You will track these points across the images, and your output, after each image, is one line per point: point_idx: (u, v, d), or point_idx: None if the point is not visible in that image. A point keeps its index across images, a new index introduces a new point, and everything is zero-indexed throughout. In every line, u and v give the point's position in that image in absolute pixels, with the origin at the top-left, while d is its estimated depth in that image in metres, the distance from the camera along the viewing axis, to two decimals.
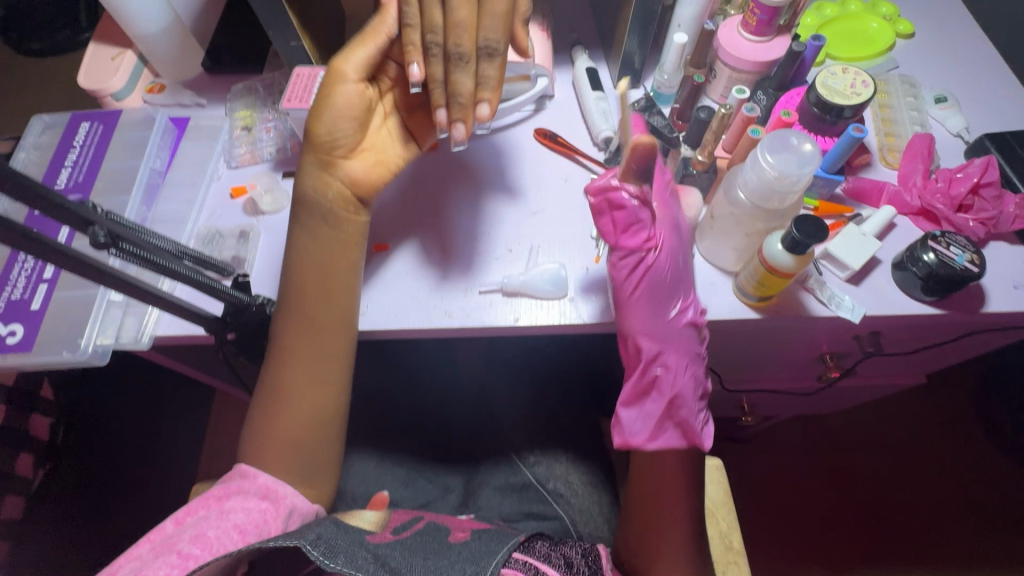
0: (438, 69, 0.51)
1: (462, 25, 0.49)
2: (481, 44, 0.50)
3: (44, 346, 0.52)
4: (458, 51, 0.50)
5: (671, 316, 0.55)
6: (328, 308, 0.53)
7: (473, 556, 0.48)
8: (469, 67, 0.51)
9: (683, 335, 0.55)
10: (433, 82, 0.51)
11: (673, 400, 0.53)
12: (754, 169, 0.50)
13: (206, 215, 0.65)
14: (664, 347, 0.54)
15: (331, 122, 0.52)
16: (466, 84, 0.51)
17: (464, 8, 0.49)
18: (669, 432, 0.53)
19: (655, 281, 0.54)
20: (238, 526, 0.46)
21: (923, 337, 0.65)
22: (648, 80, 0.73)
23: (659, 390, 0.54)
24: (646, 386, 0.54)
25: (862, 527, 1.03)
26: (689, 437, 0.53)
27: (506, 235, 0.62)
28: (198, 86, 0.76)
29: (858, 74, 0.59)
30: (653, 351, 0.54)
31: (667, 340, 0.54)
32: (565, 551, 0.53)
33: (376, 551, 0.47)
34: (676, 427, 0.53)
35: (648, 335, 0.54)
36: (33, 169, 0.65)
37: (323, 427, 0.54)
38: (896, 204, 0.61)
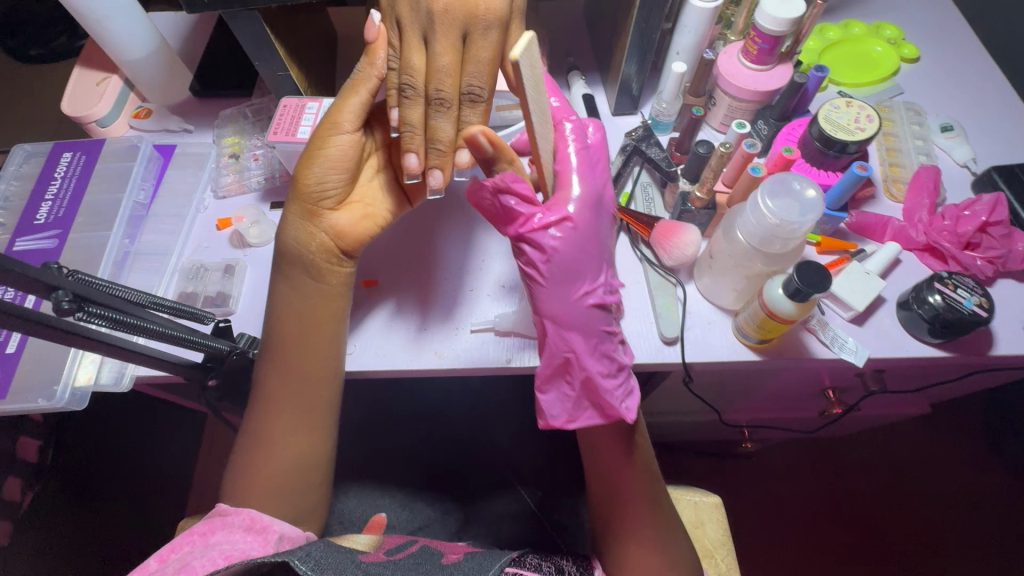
0: (413, 114, 0.49)
1: (444, 70, 0.47)
2: (464, 89, 0.48)
3: (19, 393, 0.50)
4: (439, 96, 0.47)
5: (575, 293, 0.49)
6: (312, 358, 0.51)
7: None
8: (451, 112, 0.48)
9: (589, 311, 0.49)
10: (405, 126, 0.49)
11: (584, 378, 0.49)
12: (753, 213, 0.48)
13: (192, 248, 0.63)
14: (567, 329, 0.49)
15: (319, 171, 0.51)
16: (444, 129, 0.48)
17: (448, 54, 0.47)
18: (586, 411, 0.50)
19: (553, 258, 0.48)
20: (225, 554, 0.43)
21: (929, 374, 0.63)
22: (647, 106, 0.71)
23: (569, 370, 0.49)
24: (558, 369, 0.50)
25: (866, 552, 1.01)
26: (608, 414, 0.49)
27: (499, 270, 0.60)
28: (186, 111, 0.74)
29: (863, 108, 0.57)
30: (558, 334, 0.49)
31: (574, 319, 0.49)
32: (555, 561, 0.51)
33: (366, 569, 0.44)
34: (595, 404, 0.49)
35: (551, 318, 0.49)
36: (14, 201, 0.63)
37: (308, 473, 0.52)
38: (901, 240, 0.59)
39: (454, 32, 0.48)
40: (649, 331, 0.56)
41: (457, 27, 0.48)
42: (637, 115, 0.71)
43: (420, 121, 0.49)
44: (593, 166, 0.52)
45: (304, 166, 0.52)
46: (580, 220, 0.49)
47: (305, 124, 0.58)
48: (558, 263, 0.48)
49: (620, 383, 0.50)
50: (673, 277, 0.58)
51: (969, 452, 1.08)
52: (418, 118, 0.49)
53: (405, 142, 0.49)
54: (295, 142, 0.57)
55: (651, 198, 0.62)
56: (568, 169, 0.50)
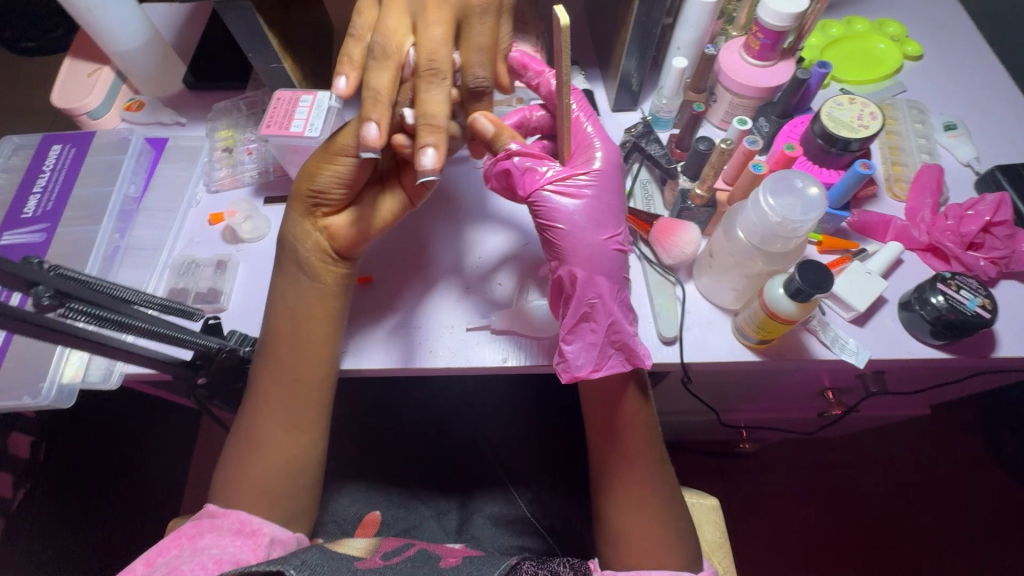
0: (380, 77, 0.47)
1: (435, 41, 0.47)
2: (471, 83, 0.49)
3: (4, 390, 0.50)
4: (431, 66, 0.47)
5: (605, 238, 0.49)
6: (306, 356, 0.51)
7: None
8: (444, 82, 0.47)
9: (618, 256, 0.50)
10: (370, 90, 0.47)
11: (611, 324, 0.48)
12: (755, 211, 0.47)
13: (183, 243, 0.62)
14: (595, 274, 0.49)
15: (323, 178, 0.50)
16: (436, 99, 0.47)
17: (441, 27, 0.47)
18: (613, 357, 0.49)
19: (583, 205, 0.49)
20: (215, 558, 0.43)
21: (930, 376, 0.62)
22: (646, 102, 0.70)
23: (595, 317, 0.48)
24: (587, 314, 0.49)
25: (863, 553, 1.00)
26: (635, 358, 0.49)
27: (498, 267, 0.59)
28: (179, 104, 0.73)
29: (866, 105, 0.56)
30: (589, 278, 0.49)
31: (598, 266, 0.49)
32: (552, 566, 0.49)
33: None
34: (620, 350, 0.49)
35: (583, 261, 0.49)
36: (2, 194, 0.62)
37: (297, 477, 0.51)
38: (903, 240, 0.58)
39: (446, 11, 0.48)
40: (647, 330, 0.55)
41: (450, 10, 0.48)
42: (636, 111, 0.70)
43: (387, 86, 0.47)
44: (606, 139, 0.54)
45: (310, 171, 0.51)
46: (603, 175, 0.50)
47: (299, 117, 0.56)
48: (587, 211, 0.49)
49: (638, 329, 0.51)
50: (671, 276, 0.57)
51: (969, 454, 1.07)
52: (385, 83, 0.47)
53: (368, 108, 0.46)
54: (289, 136, 0.56)
55: (650, 195, 0.62)
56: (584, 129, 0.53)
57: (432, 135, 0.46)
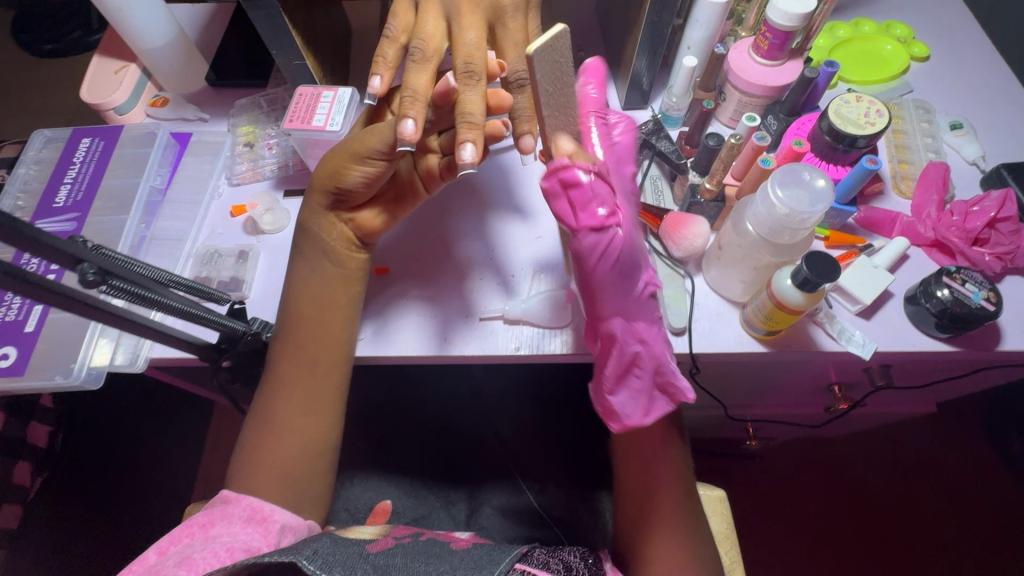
0: (418, 78, 0.49)
1: (469, 43, 0.51)
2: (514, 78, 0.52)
3: (37, 371, 0.52)
4: (468, 67, 0.49)
5: (630, 291, 0.49)
6: (326, 338, 0.53)
7: (477, 565, 0.47)
8: (479, 83, 0.48)
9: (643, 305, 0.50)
10: (409, 90, 0.48)
11: (655, 369, 0.51)
12: (764, 203, 0.49)
13: (206, 234, 0.64)
14: (634, 326, 0.50)
15: (350, 177, 0.52)
16: (473, 99, 0.48)
17: (473, 30, 0.52)
18: (657, 399, 0.52)
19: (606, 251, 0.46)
20: (227, 546, 0.44)
21: (935, 370, 0.63)
22: (656, 101, 0.72)
23: (639, 365, 0.51)
24: (625, 364, 0.51)
25: (869, 554, 1.01)
26: (677, 397, 0.51)
27: (510, 259, 0.61)
28: (202, 100, 0.75)
29: (873, 103, 0.57)
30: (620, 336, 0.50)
31: (637, 316, 0.50)
32: (563, 556, 0.52)
33: (376, 562, 0.45)
34: (663, 392, 0.52)
35: (613, 318, 0.50)
36: (33, 184, 0.64)
37: (314, 461, 0.53)
38: (909, 236, 0.59)
39: (478, 15, 0.53)
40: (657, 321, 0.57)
41: (482, 14, 0.54)
42: (647, 109, 0.71)
43: (424, 87, 0.49)
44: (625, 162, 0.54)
45: (335, 169, 0.52)
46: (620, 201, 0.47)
47: (321, 112, 0.58)
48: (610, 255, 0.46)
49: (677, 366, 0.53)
50: (681, 268, 0.58)
51: (976, 455, 1.07)
52: (422, 85, 0.49)
53: (405, 106, 0.47)
54: (312, 130, 0.58)
55: (661, 190, 0.63)
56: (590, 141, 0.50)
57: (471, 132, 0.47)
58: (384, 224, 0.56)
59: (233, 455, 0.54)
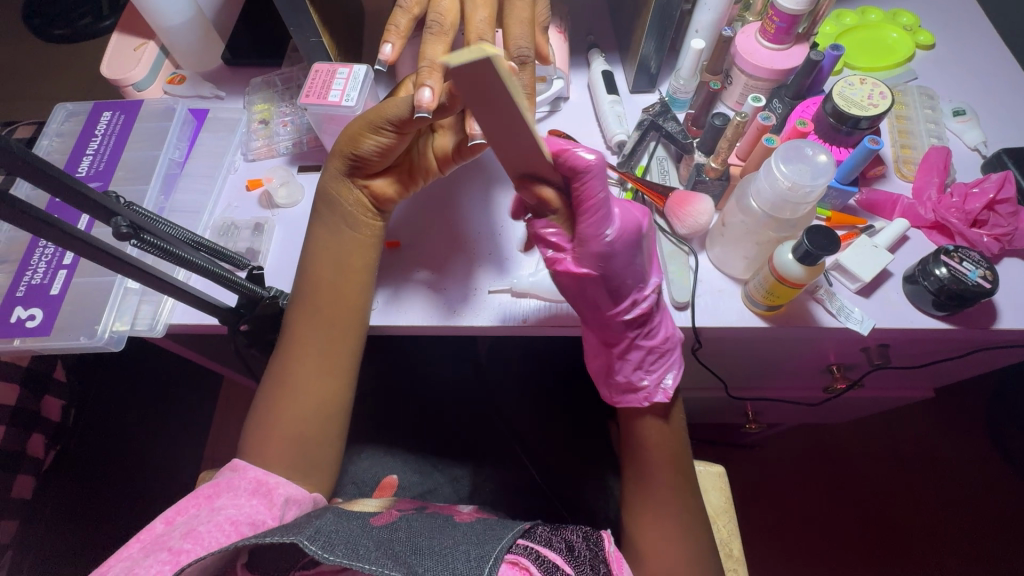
0: (434, 50, 0.52)
1: (481, 23, 0.54)
2: (517, 53, 0.54)
3: (61, 332, 0.54)
4: (482, 43, 0.53)
5: (608, 315, 0.53)
6: (341, 303, 0.55)
7: (480, 539, 0.48)
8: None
9: (624, 325, 0.53)
10: (426, 60, 0.51)
11: (620, 368, 0.55)
12: (767, 178, 0.50)
13: (222, 207, 0.66)
14: (601, 330, 0.55)
15: (366, 145, 0.54)
16: (484, 72, 0.52)
17: (484, 9, 0.54)
18: (627, 396, 0.56)
19: (579, 286, 0.51)
20: (232, 519, 0.45)
21: (932, 351, 0.65)
22: (664, 84, 0.73)
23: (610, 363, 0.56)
24: (606, 364, 0.57)
25: (864, 539, 1.02)
26: (637, 399, 0.55)
27: (518, 235, 0.62)
28: (218, 78, 0.76)
29: (876, 85, 0.59)
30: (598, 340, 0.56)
31: (601, 325, 0.54)
32: (566, 535, 0.50)
33: (379, 537, 0.47)
34: (636, 393, 0.55)
35: (593, 330, 0.55)
36: (55, 156, 0.66)
37: (324, 427, 0.55)
38: (909, 217, 0.61)
39: None
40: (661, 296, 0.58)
41: None
42: (654, 93, 0.72)
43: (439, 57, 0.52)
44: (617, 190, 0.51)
45: (354, 135, 0.54)
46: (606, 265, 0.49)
47: (337, 88, 0.60)
48: (585, 290, 0.51)
49: (656, 370, 0.55)
50: (685, 246, 0.60)
51: (974, 447, 1.08)
52: (438, 55, 0.52)
53: (423, 75, 0.49)
54: (327, 105, 0.59)
55: (667, 170, 0.65)
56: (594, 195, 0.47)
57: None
58: (399, 193, 0.58)
59: (246, 421, 0.56)
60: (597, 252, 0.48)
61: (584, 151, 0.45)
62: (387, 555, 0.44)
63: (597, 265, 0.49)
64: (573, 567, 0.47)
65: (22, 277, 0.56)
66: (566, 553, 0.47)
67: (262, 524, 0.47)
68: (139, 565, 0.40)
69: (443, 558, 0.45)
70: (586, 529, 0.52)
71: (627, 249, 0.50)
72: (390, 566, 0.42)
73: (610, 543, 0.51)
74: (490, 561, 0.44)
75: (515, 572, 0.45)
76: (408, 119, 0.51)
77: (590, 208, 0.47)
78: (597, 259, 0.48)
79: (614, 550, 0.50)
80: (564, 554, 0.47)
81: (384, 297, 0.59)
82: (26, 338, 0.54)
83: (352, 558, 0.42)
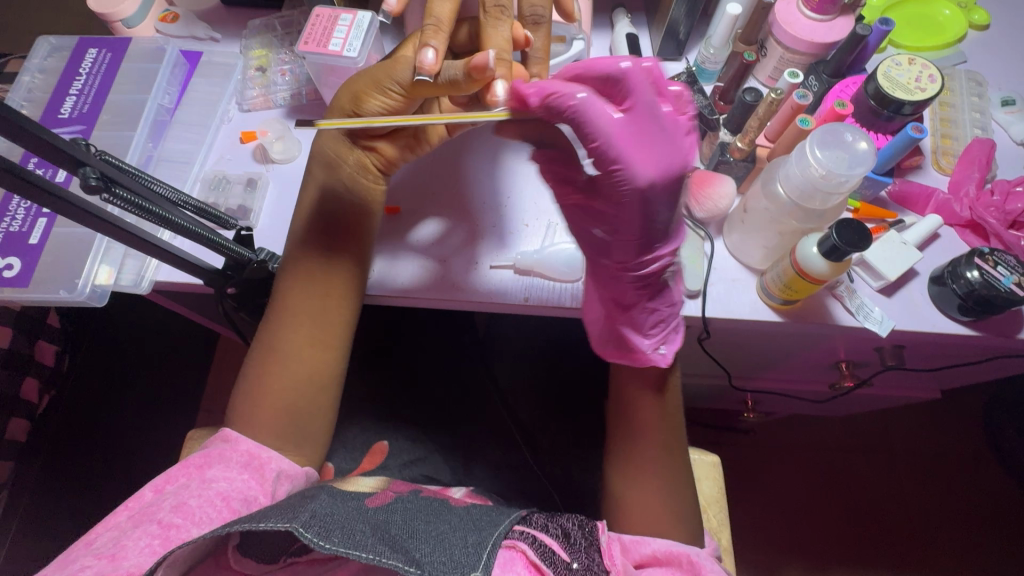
0: (442, 7, 0.47)
1: None
2: (528, 12, 0.51)
3: (40, 284, 0.52)
4: (496, 2, 0.48)
5: (619, 265, 0.46)
6: (338, 269, 0.52)
7: (477, 526, 0.48)
8: (510, 19, 0.48)
9: (636, 282, 0.47)
10: (432, 18, 0.47)
11: (621, 317, 0.50)
12: (799, 163, 0.46)
13: (214, 159, 0.62)
14: (603, 275, 0.48)
15: (369, 107, 0.49)
16: (502, 36, 0.47)
17: None
18: (621, 351, 0.52)
19: (586, 226, 0.45)
20: (223, 495, 0.45)
21: (948, 355, 0.62)
22: (693, 53, 0.67)
23: (617, 313, 0.50)
24: (603, 316, 0.51)
25: (850, 530, 1.03)
26: (634, 360, 0.52)
27: (524, 208, 0.59)
28: (213, 18, 0.71)
29: (927, 67, 0.54)
30: (602, 296, 0.49)
31: (603, 279, 0.48)
32: (562, 521, 0.49)
33: (374, 520, 0.46)
34: (631, 351, 0.51)
35: (601, 289, 0.49)
36: (38, 94, 0.63)
37: (317, 397, 0.53)
38: (943, 213, 0.57)
39: None
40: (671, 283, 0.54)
41: None
42: (680, 61, 0.67)
43: (448, 15, 0.47)
44: (655, 117, 0.38)
45: (358, 93, 0.49)
46: (636, 209, 0.40)
47: (338, 36, 0.54)
48: (611, 231, 0.43)
49: (656, 333, 0.51)
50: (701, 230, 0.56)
51: (973, 452, 1.07)
52: (446, 13, 0.47)
53: (427, 35, 0.46)
54: (327, 55, 0.54)
55: None
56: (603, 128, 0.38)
57: (506, 70, 0.46)
58: (403, 155, 0.55)
59: (234, 389, 0.54)
60: (625, 195, 0.39)
61: (573, 90, 0.38)
62: (385, 540, 0.43)
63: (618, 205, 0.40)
64: (570, 554, 0.46)
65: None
66: (563, 540, 0.47)
67: (253, 501, 0.46)
68: (127, 537, 0.41)
69: (441, 544, 0.44)
70: (582, 517, 0.51)
71: (667, 195, 0.39)
72: (388, 554, 0.41)
73: (605, 532, 0.49)
74: (489, 547, 0.44)
75: (512, 555, 0.46)
76: (411, 84, 0.47)
77: (592, 155, 0.39)
78: (624, 201, 0.40)
79: (607, 537, 0.49)
80: (561, 541, 0.47)
81: (382, 261, 0.56)
82: (4, 289, 0.51)
83: (348, 547, 0.41)
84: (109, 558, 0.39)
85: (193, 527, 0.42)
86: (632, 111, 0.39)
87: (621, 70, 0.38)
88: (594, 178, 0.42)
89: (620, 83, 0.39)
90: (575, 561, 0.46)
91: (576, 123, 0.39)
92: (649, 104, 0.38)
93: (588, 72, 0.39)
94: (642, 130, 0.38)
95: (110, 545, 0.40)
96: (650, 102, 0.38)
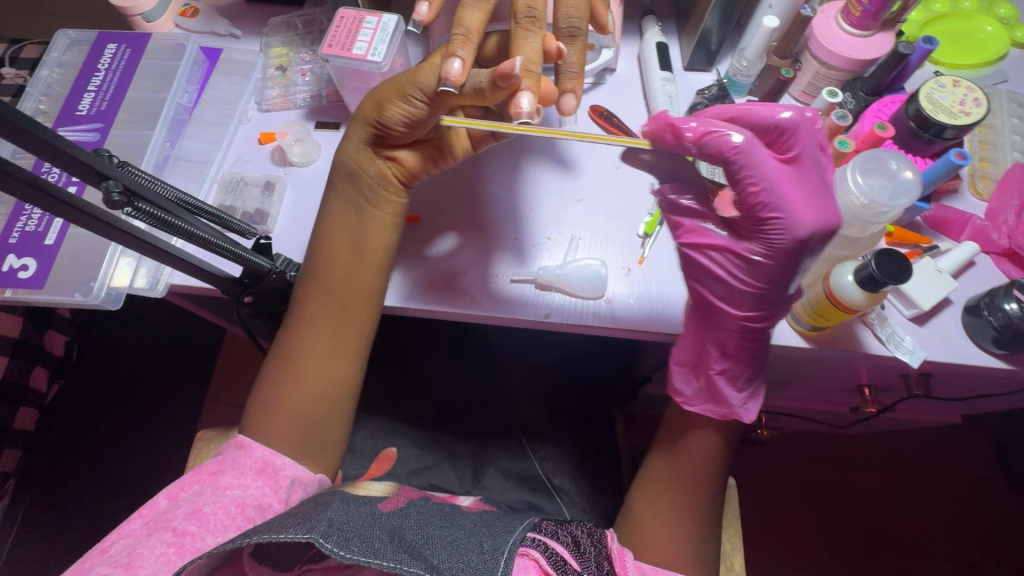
0: (471, 15, 0.46)
1: None
2: (564, 23, 0.49)
3: (56, 286, 0.51)
4: (529, 14, 0.46)
5: (733, 312, 0.48)
6: (355, 281, 0.51)
7: (491, 531, 0.47)
8: (541, 31, 0.46)
9: (743, 333, 0.49)
10: (460, 27, 0.45)
11: (733, 369, 0.51)
12: (839, 190, 0.45)
13: (232, 160, 0.61)
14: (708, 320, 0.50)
15: (392, 114, 0.48)
16: (532, 47, 0.46)
17: None
18: (705, 403, 0.53)
19: (711, 268, 0.48)
20: (237, 502, 0.44)
21: (975, 385, 0.60)
22: (724, 63, 0.65)
23: (738, 364, 0.51)
24: (689, 361, 0.52)
25: (857, 550, 1.01)
26: (716, 410, 0.52)
27: (547, 221, 0.57)
28: (234, 14, 0.70)
29: (972, 90, 0.52)
30: (704, 344, 0.51)
31: (706, 326, 0.50)
32: (571, 529, 0.49)
33: (390, 524, 0.45)
34: (716, 403, 0.52)
35: (704, 336, 0.51)
36: (56, 89, 0.62)
37: (335, 407, 0.52)
38: (980, 241, 0.56)
39: None
40: None
41: None
42: (710, 72, 0.65)
43: (477, 26, 0.46)
44: (817, 169, 0.43)
45: (381, 101, 0.48)
46: (783, 258, 0.44)
47: (363, 39, 0.53)
48: (729, 276, 0.47)
49: (747, 387, 0.52)
50: None
51: (986, 476, 1.05)
52: (475, 23, 0.46)
53: (454, 45, 0.44)
54: (351, 58, 0.52)
55: None
56: (742, 170, 0.43)
57: (533, 82, 0.44)
58: (425, 167, 0.53)
59: (249, 398, 0.53)
60: (782, 244, 0.43)
61: (732, 132, 0.43)
62: (404, 548, 0.42)
63: (773, 253, 0.44)
64: (580, 562, 0.45)
65: (16, 222, 0.53)
66: (573, 548, 0.46)
67: (267, 508, 0.45)
68: (142, 545, 0.41)
69: (458, 551, 0.44)
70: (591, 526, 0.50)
71: (821, 244, 0.43)
72: (410, 563, 0.40)
73: (613, 540, 0.49)
74: (504, 555, 0.44)
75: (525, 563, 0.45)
76: (436, 93, 0.46)
77: (755, 200, 0.43)
78: (775, 247, 0.44)
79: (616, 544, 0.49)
80: (571, 548, 0.46)
81: (400, 274, 0.55)
82: (18, 289, 0.51)
83: (368, 555, 0.40)
84: (124, 567, 0.38)
85: (207, 535, 0.42)
86: (798, 160, 0.43)
87: (784, 122, 0.43)
88: (732, 218, 0.47)
89: (790, 133, 0.43)
90: (586, 570, 0.45)
91: (727, 165, 0.43)
92: (816, 157, 0.43)
93: (749, 119, 0.44)
94: (804, 178, 0.43)
95: (124, 554, 0.40)
96: (814, 154, 0.43)
